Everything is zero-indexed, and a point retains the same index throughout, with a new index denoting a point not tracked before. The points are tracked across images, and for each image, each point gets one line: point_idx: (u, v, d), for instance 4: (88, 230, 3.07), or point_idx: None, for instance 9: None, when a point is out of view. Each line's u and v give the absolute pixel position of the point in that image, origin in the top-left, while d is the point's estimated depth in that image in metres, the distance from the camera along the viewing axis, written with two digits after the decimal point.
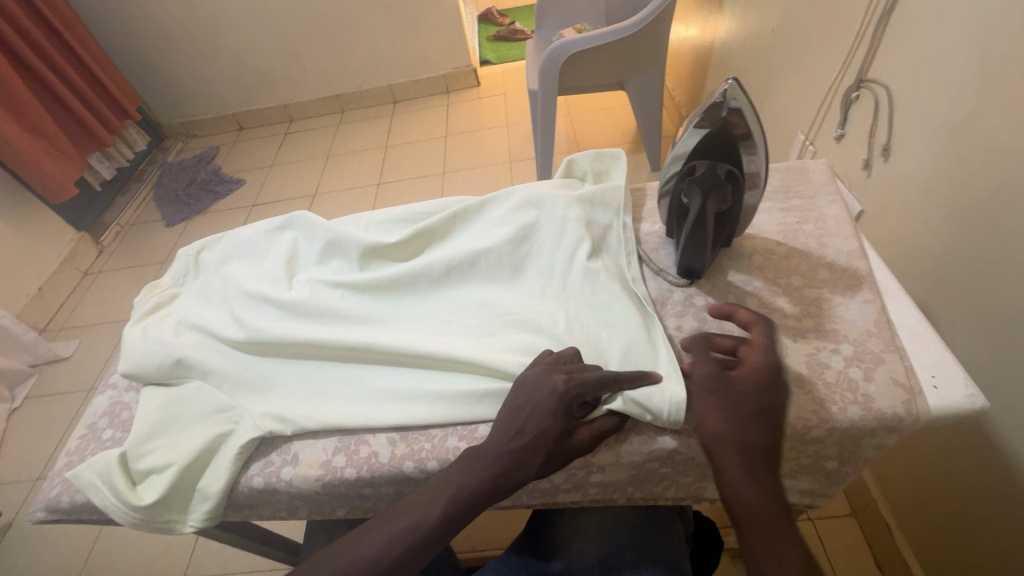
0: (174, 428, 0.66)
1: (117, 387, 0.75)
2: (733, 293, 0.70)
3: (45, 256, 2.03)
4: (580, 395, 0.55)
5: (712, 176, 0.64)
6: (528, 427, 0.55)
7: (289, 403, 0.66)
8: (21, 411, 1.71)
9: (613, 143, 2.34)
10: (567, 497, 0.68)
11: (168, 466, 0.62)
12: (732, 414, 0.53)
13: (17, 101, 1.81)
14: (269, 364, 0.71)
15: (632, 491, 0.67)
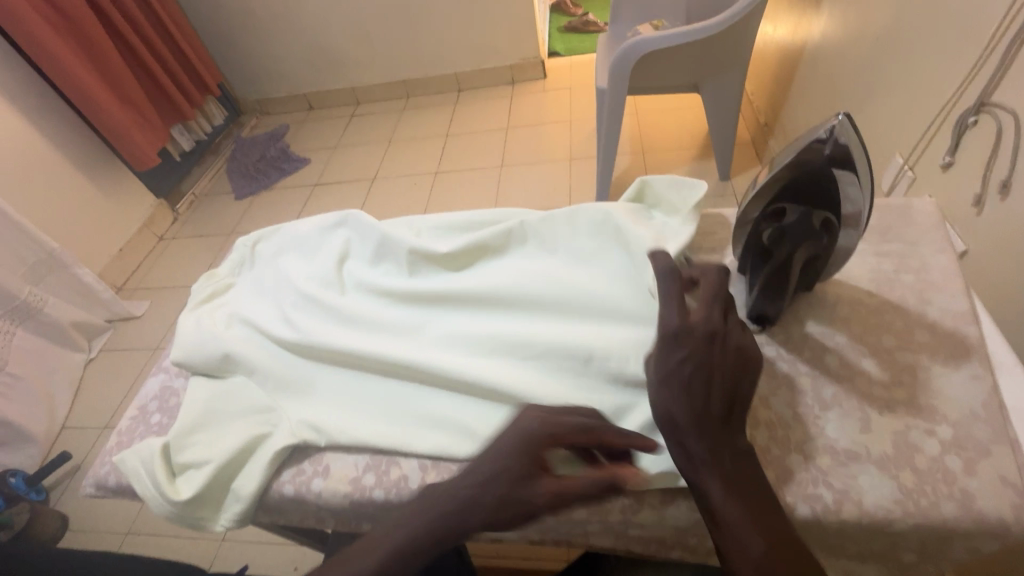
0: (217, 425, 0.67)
1: (167, 372, 0.78)
2: (811, 347, 0.63)
3: (128, 220, 2.17)
4: (552, 440, 0.53)
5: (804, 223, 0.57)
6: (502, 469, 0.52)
7: (324, 411, 0.66)
8: (96, 361, 1.84)
9: (680, 146, 2.22)
10: (597, 539, 0.61)
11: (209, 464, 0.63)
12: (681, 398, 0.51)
13: (112, 72, 1.93)
14: (308, 365, 0.70)
15: (672, 544, 0.60)
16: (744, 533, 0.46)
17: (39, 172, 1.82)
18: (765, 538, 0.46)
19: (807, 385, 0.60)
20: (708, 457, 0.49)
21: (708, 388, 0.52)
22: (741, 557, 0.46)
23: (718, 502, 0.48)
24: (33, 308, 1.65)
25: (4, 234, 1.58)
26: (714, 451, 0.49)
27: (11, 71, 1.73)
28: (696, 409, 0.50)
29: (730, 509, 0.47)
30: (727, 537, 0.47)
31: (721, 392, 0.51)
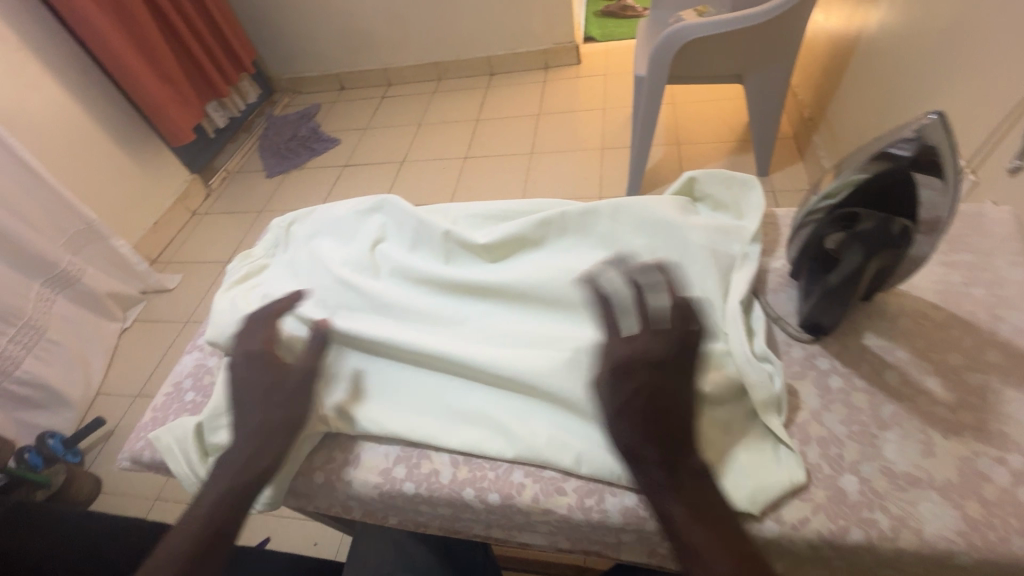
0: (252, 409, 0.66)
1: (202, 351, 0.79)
2: (868, 361, 0.59)
3: (163, 194, 2.20)
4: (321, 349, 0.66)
5: (876, 232, 0.52)
6: (264, 386, 0.62)
7: (356, 398, 0.66)
8: (131, 331, 1.88)
9: (717, 140, 2.14)
10: (630, 552, 0.60)
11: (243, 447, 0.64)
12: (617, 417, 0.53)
13: (151, 48, 1.94)
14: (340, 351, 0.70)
15: None
16: (705, 544, 0.46)
17: (78, 143, 1.85)
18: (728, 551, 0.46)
19: (863, 402, 0.56)
20: (668, 478, 0.49)
21: (655, 413, 0.52)
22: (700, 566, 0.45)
23: (681, 518, 0.48)
24: (72, 278, 1.69)
25: (45, 204, 1.61)
26: (663, 470, 0.50)
27: (54, 43, 1.75)
28: (644, 434, 0.51)
29: (693, 533, 0.47)
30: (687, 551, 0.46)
31: (663, 412, 0.52)
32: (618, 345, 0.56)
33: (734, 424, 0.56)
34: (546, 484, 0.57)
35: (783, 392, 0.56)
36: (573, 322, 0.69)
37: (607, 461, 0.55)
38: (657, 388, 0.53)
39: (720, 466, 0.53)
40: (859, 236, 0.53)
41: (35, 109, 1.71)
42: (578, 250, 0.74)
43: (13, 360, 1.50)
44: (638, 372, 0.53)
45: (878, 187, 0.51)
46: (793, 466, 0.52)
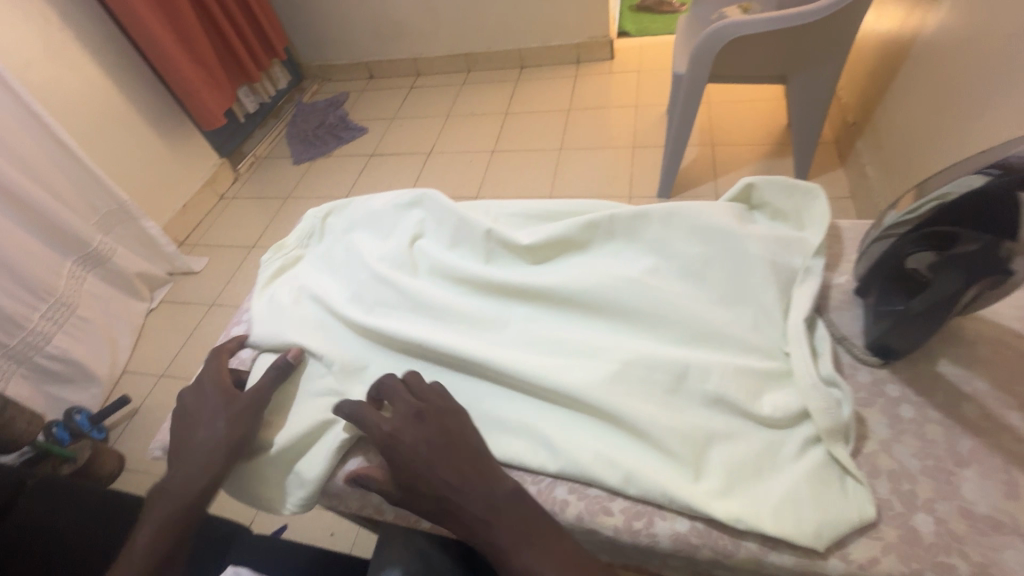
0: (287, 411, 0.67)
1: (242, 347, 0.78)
2: (945, 391, 0.55)
3: (192, 177, 2.22)
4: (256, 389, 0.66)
5: (961, 253, 0.49)
6: (193, 420, 0.64)
7: None
8: (157, 312, 1.88)
9: (752, 142, 1.97)
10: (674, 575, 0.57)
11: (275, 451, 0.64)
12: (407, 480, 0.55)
13: (187, 31, 1.95)
14: (380, 355, 0.69)
15: None
16: (536, 566, 0.49)
17: (112, 123, 1.86)
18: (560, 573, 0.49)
19: (938, 435, 0.52)
20: (484, 514, 0.52)
21: (442, 458, 0.55)
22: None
23: (505, 544, 0.51)
24: (104, 257, 1.70)
25: (78, 183, 1.62)
26: (475, 503, 0.53)
27: (91, 23, 1.76)
28: (442, 478, 0.54)
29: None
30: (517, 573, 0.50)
31: (450, 452, 0.56)
32: (400, 404, 0.60)
33: (797, 450, 0.53)
34: (592, 502, 0.55)
35: (851, 420, 0.53)
36: (619, 330, 0.66)
37: (656, 482, 0.53)
38: (442, 433, 0.57)
39: (782, 496, 0.50)
40: (949, 256, 0.50)
41: (73, 90, 1.72)
42: (626, 255, 0.71)
43: (44, 337, 1.51)
44: (407, 423, 0.58)
45: (968, 203, 0.48)
46: (863, 500, 0.49)
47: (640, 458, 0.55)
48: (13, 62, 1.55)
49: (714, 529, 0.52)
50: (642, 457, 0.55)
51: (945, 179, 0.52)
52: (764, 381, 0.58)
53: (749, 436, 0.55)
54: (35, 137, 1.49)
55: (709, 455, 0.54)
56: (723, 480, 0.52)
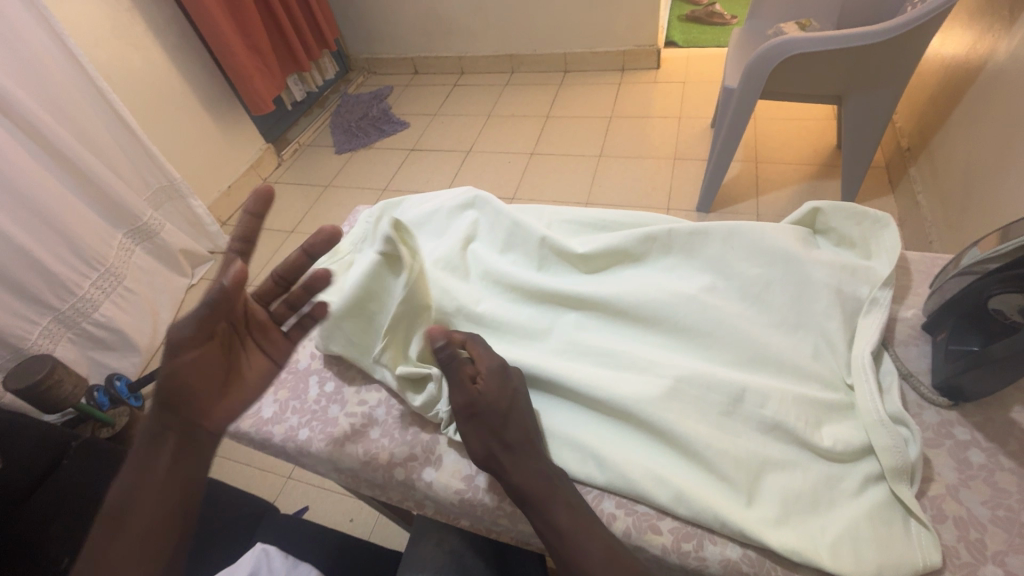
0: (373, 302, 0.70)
1: (316, 359, 0.76)
2: (1018, 438, 0.53)
3: (239, 160, 2.27)
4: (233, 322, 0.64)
5: None
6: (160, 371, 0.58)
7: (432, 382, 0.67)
8: (197, 288, 1.92)
9: (798, 161, 1.91)
10: None
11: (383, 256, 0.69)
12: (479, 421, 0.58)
13: (245, 19, 2.00)
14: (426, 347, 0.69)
15: None
16: (588, 548, 0.51)
17: (167, 103, 1.91)
18: (611, 557, 0.50)
19: (1010, 484, 0.51)
20: (537, 487, 0.54)
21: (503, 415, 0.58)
22: (586, 563, 0.50)
23: (541, 496, 0.54)
24: (151, 231, 1.74)
25: (133, 158, 1.68)
26: (513, 463, 0.56)
27: (157, 6, 1.82)
28: (508, 451, 0.57)
29: (572, 532, 0.52)
30: (570, 550, 0.51)
31: (520, 428, 0.58)
32: (486, 355, 0.62)
33: (856, 487, 0.52)
34: (640, 520, 0.55)
35: (919, 461, 0.51)
36: (671, 348, 0.65)
37: (709, 506, 0.52)
38: (513, 408, 0.59)
39: (840, 532, 0.49)
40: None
41: (136, 71, 1.78)
42: (681, 272, 0.70)
43: (91, 303, 1.54)
44: (495, 377, 0.60)
45: None
46: (929, 546, 0.48)
47: (692, 479, 0.55)
48: (84, 40, 1.61)
49: (767, 559, 0.51)
50: (695, 479, 0.55)
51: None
52: (824, 413, 0.57)
53: (806, 466, 0.54)
54: (97, 112, 1.55)
55: (762, 483, 0.54)
56: (779, 509, 0.52)
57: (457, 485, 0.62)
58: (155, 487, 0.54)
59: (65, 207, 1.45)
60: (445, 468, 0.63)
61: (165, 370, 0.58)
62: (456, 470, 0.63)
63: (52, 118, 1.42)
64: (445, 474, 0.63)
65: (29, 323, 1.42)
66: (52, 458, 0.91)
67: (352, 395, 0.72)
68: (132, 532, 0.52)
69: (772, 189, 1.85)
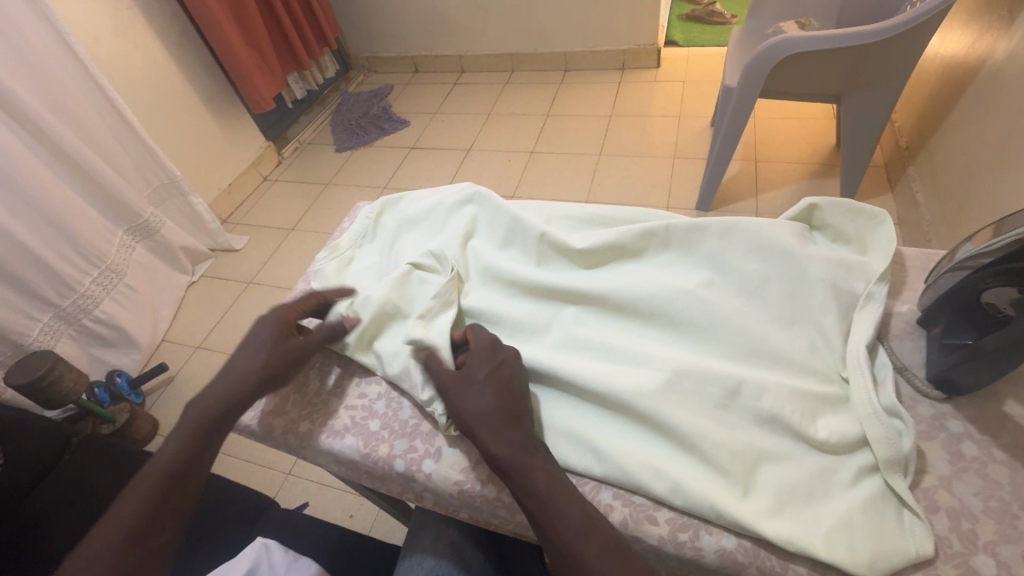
0: (397, 303, 0.72)
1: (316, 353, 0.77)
2: (1010, 431, 0.54)
3: (239, 158, 2.27)
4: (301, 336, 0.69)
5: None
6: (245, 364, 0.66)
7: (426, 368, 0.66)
8: (197, 285, 1.93)
9: (798, 160, 1.92)
10: None
11: (423, 266, 0.76)
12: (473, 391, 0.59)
13: (246, 17, 2.00)
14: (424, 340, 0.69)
15: None
16: (564, 514, 0.51)
17: (168, 100, 1.91)
18: (586, 524, 0.50)
19: (1002, 476, 0.52)
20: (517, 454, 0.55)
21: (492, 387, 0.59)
22: (561, 528, 0.50)
23: (520, 460, 0.54)
24: (152, 228, 1.74)
25: (133, 155, 1.68)
26: (493, 428, 0.57)
27: (158, 4, 1.82)
28: (490, 418, 0.57)
29: (546, 491, 0.52)
30: (545, 515, 0.51)
31: (502, 397, 0.59)
32: (479, 333, 0.65)
33: (850, 478, 0.53)
34: (636, 510, 0.56)
35: (912, 452, 0.52)
36: (669, 342, 0.66)
37: (705, 497, 0.52)
38: (496, 379, 0.60)
39: (834, 521, 0.50)
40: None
41: (136, 68, 1.79)
42: (679, 267, 0.71)
43: (92, 300, 1.55)
44: (482, 351, 0.62)
45: None
46: (921, 536, 0.49)
47: (689, 472, 0.55)
48: (86, 37, 1.62)
49: (762, 548, 0.52)
50: (692, 471, 0.55)
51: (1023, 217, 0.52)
52: (819, 406, 0.57)
53: (801, 458, 0.55)
54: (98, 109, 1.55)
55: (758, 475, 0.54)
56: (774, 500, 0.52)
57: (456, 476, 0.63)
58: (201, 464, 0.60)
59: (66, 204, 1.46)
60: (444, 458, 0.64)
61: (242, 365, 0.65)
62: (455, 461, 0.64)
63: (53, 116, 1.42)
64: (444, 464, 0.64)
65: (30, 319, 1.42)
66: (54, 453, 0.92)
67: (353, 389, 0.73)
68: (168, 501, 0.56)
69: (771, 188, 1.85)
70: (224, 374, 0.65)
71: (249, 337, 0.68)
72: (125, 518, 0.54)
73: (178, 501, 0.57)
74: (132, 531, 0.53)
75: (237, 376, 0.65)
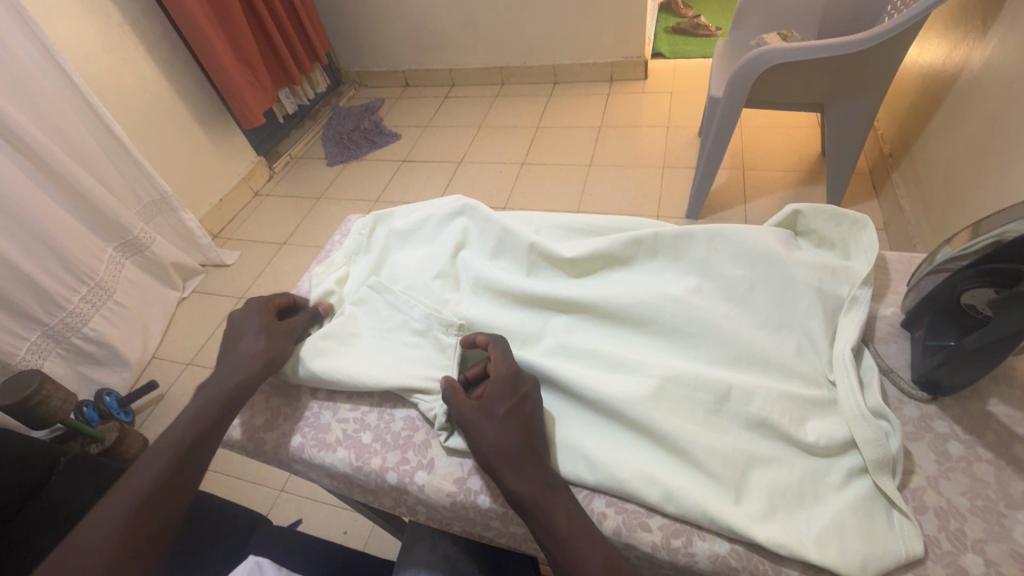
0: (353, 330, 0.75)
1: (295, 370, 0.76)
2: (994, 430, 0.55)
3: (230, 173, 2.28)
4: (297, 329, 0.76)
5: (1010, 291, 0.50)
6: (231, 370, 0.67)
7: (392, 369, 0.69)
8: (188, 301, 1.91)
9: (784, 168, 1.95)
10: None
11: (363, 301, 0.78)
12: (500, 424, 0.58)
13: (237, 33, 2.01)
14: (401, 356, 0.71)
15: None
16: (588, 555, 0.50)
17: (158, 116, 1.92)
18: (609, 564, 0.49)
19: (988, 475, 0.52)
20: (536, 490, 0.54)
21: (521, 423, 0.58)
22: (584, 570, 0.49)
23: (543, 504, 0.53)
24: (142, 245, 1.73)
25: (123, 171, 1.68)
26: (516, 479, 0.54)
27: (148, 21, 1.84)
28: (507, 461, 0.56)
29: (570, 532, 0.51)
30: (568, 556, 0.50)
31: (521, 435, 0.57)
32: (498, 360, 0.63)
33: (840, 480, 0.54)
34: (630, 518, 0.56)
35: (899, 453, 0.53)
36: (659, 348, 0.66)
37: (697, 502, 0.53)
38: (517, 415, 0.59)
39: (825, 525, 0.50)
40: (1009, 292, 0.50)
41: (126, 85, 1.79)
42: (668, 274, 0.71)
43: (81, 318, 1.53)
44: (502, 380, 0.61)
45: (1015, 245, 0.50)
46: (910, 535, 0.49)
47: (680, 477, 0.56)
48: (76, 56, 1.62)
49: (755, 553, 0.52)
50: (683, 477, 0.56)
51: (1002, 220, 0.54)
52: (808, 409, 0.58)
53: (792, 462, 0.55)
54: (88, 126, 1.55)
55: (750, 479, 0.55)
56: (765, 505, 0.53)
57: (446, 487, 0.62)
58: (180, 487, 0.57)
59: (55, 222, 1.45)
60: (436, 471, 0.64)
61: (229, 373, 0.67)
62: (448, 474, 0.63)
63: (42, 133, 1.42)
64: (437, 477, 0.63)
65: (18, 338, 1.40)
66: (43, 474, 0.90)
67: (344, 402, 0.72)
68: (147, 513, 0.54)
69: (759, 195, 1.88)
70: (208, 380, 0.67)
71: (238, 333, 0.72)
72: (94, 538, 0.52)
73: (153, 526, 0.54)
74: (102, 552, 0.50)
75: (217, 383, 0.66)
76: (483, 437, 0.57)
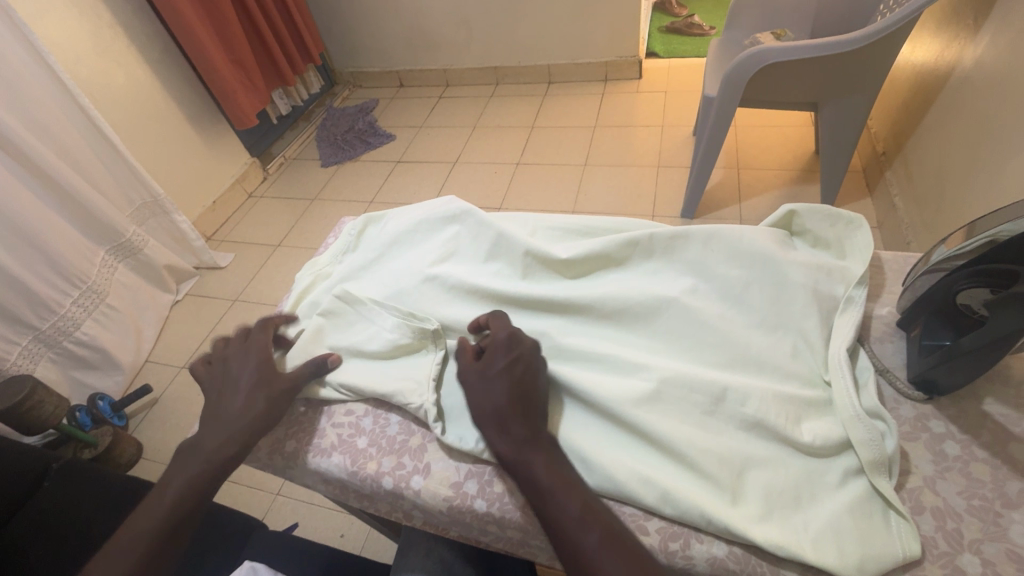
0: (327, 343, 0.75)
1: None
2: (990, 429, 0.55)
3: (223, 175, 2.26)
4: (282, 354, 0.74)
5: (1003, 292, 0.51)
6: (222, 428, 0.62)
7: (368, 377, 0.70)
8: (182, 304, 1.90)
9: (779, 167, 1.95)
10: None
11: (332, 314, 0.77)
12: (493, 383, 0.60)
13: (229, 34, 2.00)
14: (380, 365, 0.72)
15: None
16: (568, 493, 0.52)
17: (150, 118, 1.90)
18: (585, 513, 0.51)
19: (986, 475, 0.52)
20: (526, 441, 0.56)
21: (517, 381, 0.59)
22: (561, 520, 0.51)
23: (533, 465, 0.54)
24: (135, 248, 1.72)
25: (114, 174, 1.66)
26: (500, 436, 0.57)
27: (139, 22, 1.82)
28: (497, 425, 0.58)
29: (552, 485, 0.53)
30: (547, 506, 0.52)
31: (510, 393, 0.58)
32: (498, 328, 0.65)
33: (837, 480, 0.54)
34: (628, 521, 0.55)
35: (896, 454, 0.53)
36: (655, 350, 0.66)
37: (695, 504, 0.52)
38: (509, 373, 0.60)
39: (823, 526, 0.50)
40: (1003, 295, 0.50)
41: (117, 87, 1.77)
42: (664, 275, 0.71)
43: (73, 322, 1.52)
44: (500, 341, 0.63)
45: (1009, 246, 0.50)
46: (908, 538, 0.49)
47: (678, 479, 0.55)
48: (66, 57, 1.61)
49: (753, 555, 0.52)
50: (680, 478, 0.55)
51: (998, 223, 0.54)
52: (804, 409, 0.58)
53: (788, 463, 0.55)
54: (78, 129, 1.53)
55: (746, 480, 0.54)
56: (763, 505, 0.52)
57: (441, 492, 0.62)
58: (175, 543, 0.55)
59: (47, 225, 1.44)
60: (430, 477, 0.63)
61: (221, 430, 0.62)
62: (442, 480, 0.63)
63: (32, 136, 1.41)
64: (433, 483, 0.63)
65: (8, 343, 1.39)
66: (35, 480, 0.89)
67: (338, 407, 0.72)
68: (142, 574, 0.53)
69: (754, 194, 1.88)
70: (201, 434, 0.62)
71: (227, 383, 0.66)
72: None
73: None
74: None
75: (212, 433, 0.62)
76: (476, 395, 0.60)
